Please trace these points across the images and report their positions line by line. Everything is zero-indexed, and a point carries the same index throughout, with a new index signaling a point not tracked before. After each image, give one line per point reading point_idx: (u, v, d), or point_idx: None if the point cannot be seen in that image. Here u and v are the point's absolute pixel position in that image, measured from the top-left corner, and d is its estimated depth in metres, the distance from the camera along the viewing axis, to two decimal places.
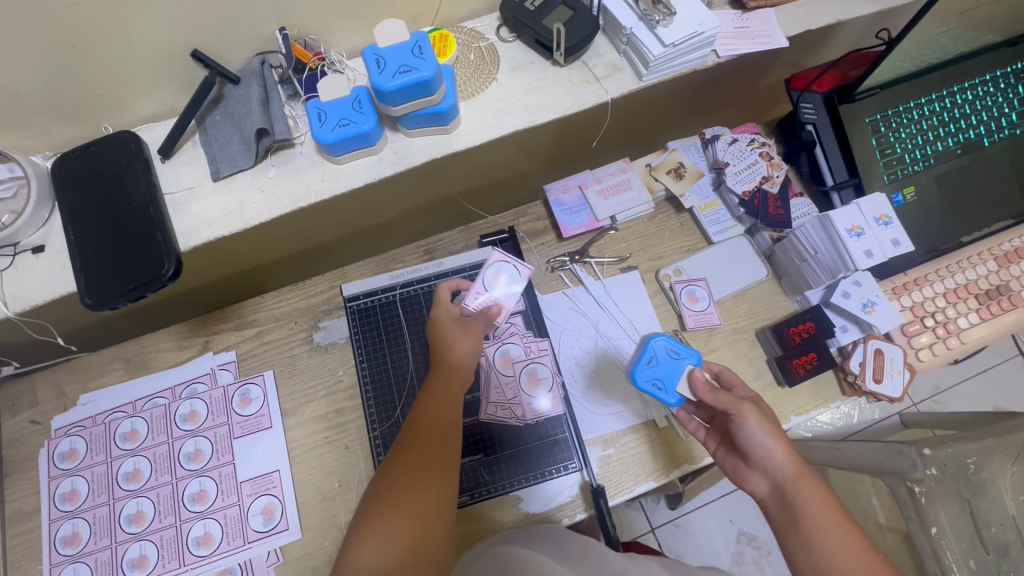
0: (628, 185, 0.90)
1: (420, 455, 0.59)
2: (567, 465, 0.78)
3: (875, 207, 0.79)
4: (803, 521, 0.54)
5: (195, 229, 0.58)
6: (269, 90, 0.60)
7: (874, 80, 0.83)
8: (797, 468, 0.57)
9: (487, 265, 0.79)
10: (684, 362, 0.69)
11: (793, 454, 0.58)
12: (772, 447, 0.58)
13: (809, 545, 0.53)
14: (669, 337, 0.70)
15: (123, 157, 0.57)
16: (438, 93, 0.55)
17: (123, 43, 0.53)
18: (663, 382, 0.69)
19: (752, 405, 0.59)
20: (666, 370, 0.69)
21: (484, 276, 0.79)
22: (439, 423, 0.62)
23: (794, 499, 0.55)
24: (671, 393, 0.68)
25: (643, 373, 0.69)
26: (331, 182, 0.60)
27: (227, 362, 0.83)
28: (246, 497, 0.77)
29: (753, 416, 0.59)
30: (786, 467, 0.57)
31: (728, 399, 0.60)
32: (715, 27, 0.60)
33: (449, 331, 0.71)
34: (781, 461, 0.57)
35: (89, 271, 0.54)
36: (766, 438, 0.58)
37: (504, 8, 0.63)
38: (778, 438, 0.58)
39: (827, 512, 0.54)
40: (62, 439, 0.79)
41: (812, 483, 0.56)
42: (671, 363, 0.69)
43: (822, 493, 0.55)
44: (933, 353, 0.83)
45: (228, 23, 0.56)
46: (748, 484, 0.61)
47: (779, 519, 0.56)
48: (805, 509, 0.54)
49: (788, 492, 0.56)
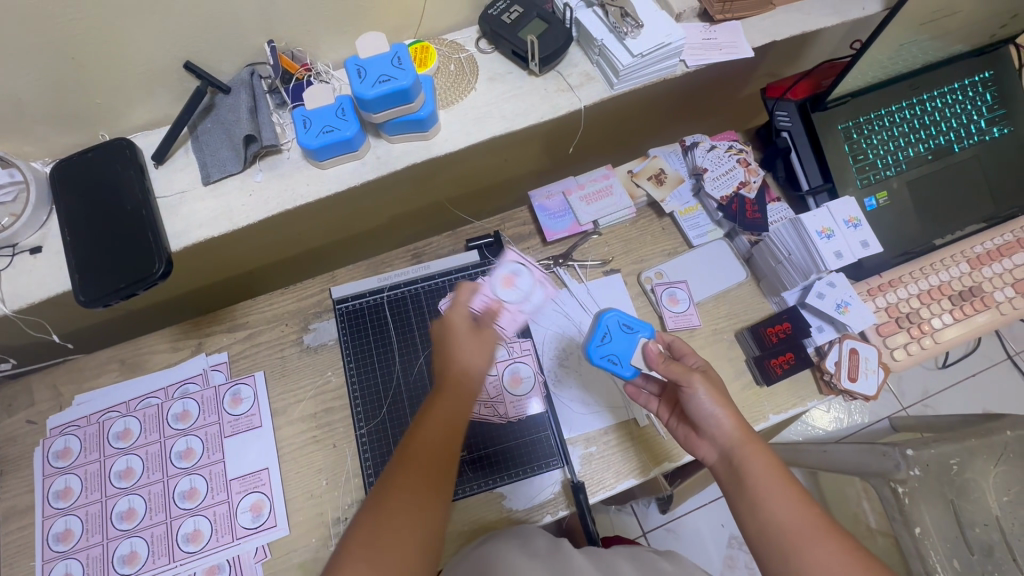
0: (609, 191, 0.93)
1: (418, 486, 0.56)
2: (549, 462, 0.80)
3: (845, 210, 0.81)
4: (748, 483, 0.57)
5: (186, 230, 0.60)
6: (258, 99, 0.62)
7: (845, 90, 0.86)
8: (742, 434, 0.60)
9: (499, 265, 0.75)
10: (638, 336, 0.71)
11: (738, 421, 0.60)
12: (720, 415, 0.60)
13: (754, 505, 0.56)
14: (621, 312, 0.73)
15: (118, 162, 0.60)
16: (417, 101, 0.58)
17: (119, 54, 0.56)
18: (619, 357, 0.71)
19: (700, 375, 0.61)
20: (619, 344, 0.71)
21: (496, 273, 0.74)
22: (442, 449, 0.58)
23: (739, 462, 0.58)
24: (626, 367, 0.71)
25: (598, 350, 0.71)
26: (316, 186, 0.62)
27: (219, 362, 0.86)
28: (236, 495, 0.79)
29: (702, 386, 0.61)
30: (733, 433, 0.60)
31: (679, 369, 0.62)
32: (681, 38, 0.64)
33: (464, 347, 0.65)
34: (728, 428, 0.60)
35: (83, 271, 0.57)
36: (714, 408, 0.61)
37: (482, 21, 0.67)
38: (726, 407, 0.61)
39: (770, 473, 0.57)
40: (56, 438, 0.81)
41: (757, 448, 0.59)
42: (622, 337, 0.71)
43: (766, 456, 0.58)
44: (907, 352, 0.85)
45: (218, 36, 0.59)
46: (699, 451, 0.64)
47: (726, 483, 0.60)
48: (749, 471, 0.57)
49: (734, 457, 0.59)
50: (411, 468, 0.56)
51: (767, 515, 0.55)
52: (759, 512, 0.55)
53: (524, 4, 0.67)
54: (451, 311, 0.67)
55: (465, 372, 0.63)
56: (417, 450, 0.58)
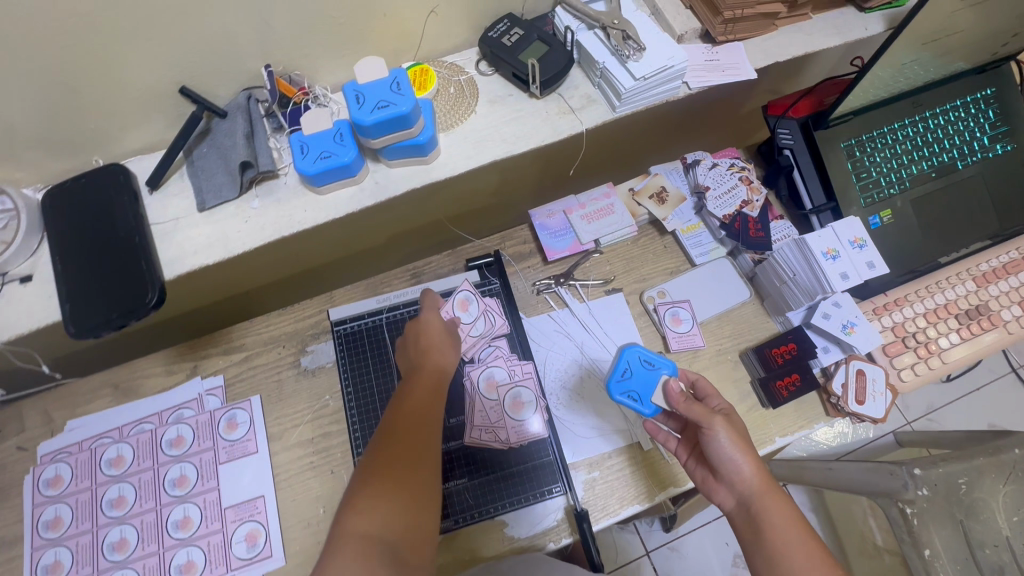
0: (611, 210, 0.92)
1: (417, 435, 0.60)
2: (552, 488, 0.78)
3: (850, 231, 0.80)
4: (767, 536, 0.55)
5: (180, 258, 0.59)
6: (254, 124, 0.61)
7: (847, 108, 0.85)
8: (763, 483, 0.58)
9: (456, 291, 0.85)
10: (660, 372, 0.72)
11: (760, 468, 0.59)
12: (742, 462, 0.59)
13: (773, 560, 0.54)
14: (643, 349, 0.74)
15: (112, 189, 0.59)
16: (416, 126, 0.57)
17: (112, 79, 0.55)
18: (638, 394, 0.72)
19: (723, 419, 0.60)
20: (640, 381, 0.72)
21: (453, 298, 0.84)
22: (430, 406, 0.65)
23: (757, 512, 0.57)
24: (647, 404, 0.71)
25: (617, 385, 0.73)
26: (312, 213, 0.61)
27: (215, 386, 0.84)
28: (230, 524, 0.77)
29: (724, 430, 0.59)
30: (754, 481, 0.58)
31: (701, 411, 0.61)
32: (683, 60, 0.63)
33: (438, 337, 0.75)
34: (748, 476, 0.59)
35: (74, 301, 0.55)
36: (736, 454, 0.59)
37: (482, 43, 0.66)
38: (748, 453, 0.59)
39: (790, 526, 0.55)
40: (47, 466, 0.79)
41: (778, 498, 0.57)
42: (644, 373, 0.72)
43: (787, 508, 0.57)
44: (915, 373, 0.84)
45: (213, 61, 0.58)
46: (716, 497, 0.63)
47: (744, 533, 0.58)
48: (768, 523, 0.56)
49: (753, 506, 0.58)
50: (408, 421, 0.62)
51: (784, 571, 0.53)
52: (777, 567, 0.54)
53: (525, 26, 0.66)
54: (427, 316, 0.77)
55: (439, 352, 0.73)
56: (411, 407, 0.63)
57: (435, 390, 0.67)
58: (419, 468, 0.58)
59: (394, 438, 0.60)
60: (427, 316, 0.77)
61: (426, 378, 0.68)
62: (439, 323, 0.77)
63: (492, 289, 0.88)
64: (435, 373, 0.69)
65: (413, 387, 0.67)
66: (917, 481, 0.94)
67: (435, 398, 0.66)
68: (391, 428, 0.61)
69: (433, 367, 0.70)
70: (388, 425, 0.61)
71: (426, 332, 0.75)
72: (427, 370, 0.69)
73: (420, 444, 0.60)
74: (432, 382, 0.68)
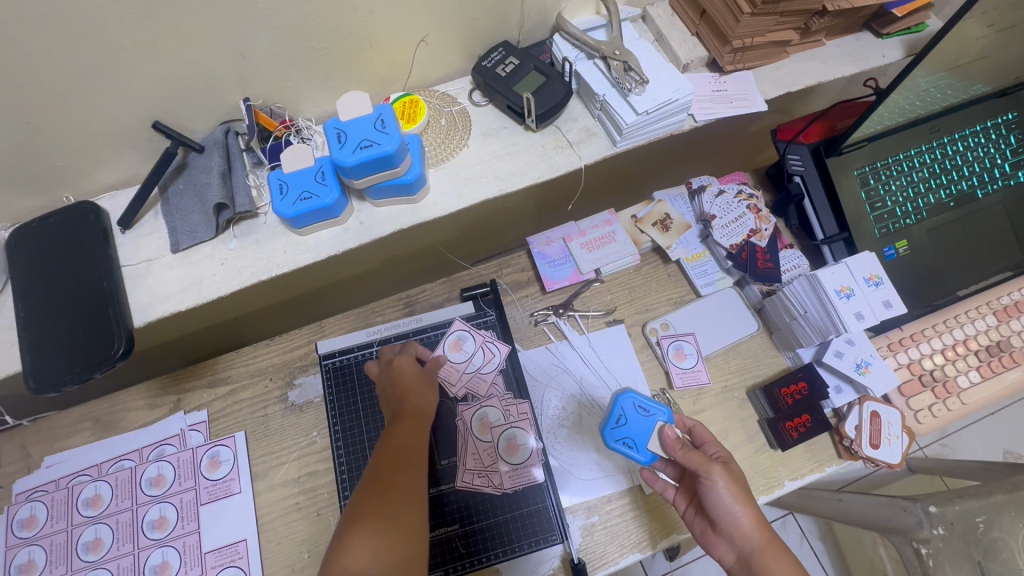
0: (612, 238, 0.88)
1: (404, 470, 0.59)
2: (549, 537, 0.74)
3: (864, 267, 0.76)
4: None
5: (151, 302, 0.56)
6: (232, 161, 0.58)
7: (862, 134, 0.81)
8: (764, 538, 0.54)
9: (448, 331, 0.82)
10: (656, 419, 0.68)
11: (761, 522, 0.55)
12: (740, 515, 0.55)
13: None
14: (637, 394, 0.70)
15: (81, 230, 0.56)
16: (403, 165, 0.54)
17: (83, 115, 0.52)
18: (634, 441, 0.67)
19: (721, 468, 0.56)
20: (635, 428, 0.68)
21: (445, 338, 0.81)
22: (415, 440, 0.63)
23: (758, 569, 0.53)
24: (642, 451, 0.67)
25: (612, 433, 0.69)
26: (292, 254, 0.58)
27: (198, 422, 0.81)
28: (210, 569, 0.73)
29: (722, 480, 0.56)
30: (753, 535, 0.55)
31: (699, 459, 0.57)
32: (689, 93, 0.59)
33: (415, 378, 0.72)
34: (748, 530, 0.55)
35: (36, 352, 0.52)
36: (734, 506, 0.56)
37: (475, 73, 0.63)
38: (747, 505, 0.56)
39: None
40: (21, 505, 0.76)
41: (780, 555, 0.53)
42: (637, 420, 0.68)
43: (789, 566, 0.52)
44: (933, 414, 0.80)
45: (189, 95, 0.55)
46: (715, 551, 0.59)
47: None
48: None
49: (754, 562, 0.54)
50: (394, 456, 0.60)
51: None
52: None
53: (520, 55, 0.63)
54: (398, 360, 0.73)
55: (418, 390, 0.70)
56: (397, 442, 0.62)
57: (418, 424, 0.66)
58: (407, 502, 0.56)
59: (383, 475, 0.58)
60: (401, 360, 0.73)
61: (407, 413, 0.67)
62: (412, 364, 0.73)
63: (487, 322, 0.84)
64: (416, 408, 0.68)
65: (397, 422, 0.65)
66: (931, 519, 0.90)
67: (420, 431, 0.65)
68: (377, 465, 0.59)
69: (416, 401, 0.69)
70: (374, 462, 0.60)
71: (403, 373, 0.72)
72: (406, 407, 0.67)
73: (406, 479, 0.58)
74: (414, 417, 0.66)
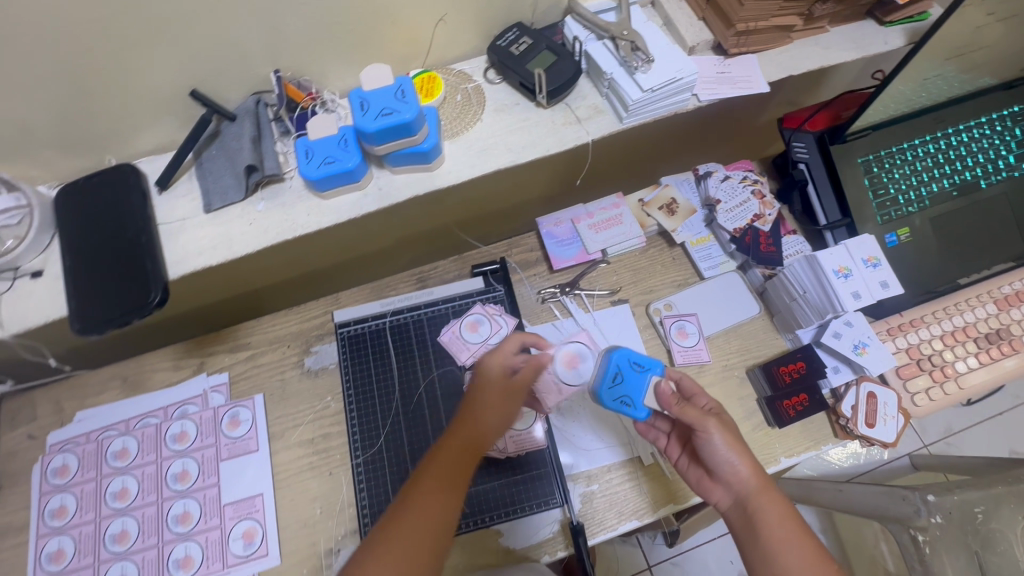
0: (619, 220, 0.91)
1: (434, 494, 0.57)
2: (549, 500, 0.77)
3: (863, 249, 0.79)
4: (763, 536, 0.55)
5: (185, 257, 0.60)
6: (261, 128, 0.62)
7: (866, 122, 0.83)
8: (759, 482, 0.58)
9: (466, 313, 0.86)
10: (649, 374, 0.67)
11: (755, 468, 0.58)
12: (736, 463, 0.58)
13: (769, 559, 0.54)
14: (629, 350, 0.69)
15: (121, 188, 0.61)
16: (420, 134, 0.58)
17: (128, 81, 0.57)
18: (631, 399, 0.66)
19: (716, 420, 0.59)
20: (630, 385, 0.67)
21: (462, 319, 0.85)
22: (466, 463, 0.60)
23: (753, 511, 0.56)
24: (640, 408, 0.66)
25: (609, 392, 0.67)
26: (315, 218, 0.62)
27: (220, 383, 0.85)
28: (228, 521, 0.78)
29: (718, 432, 0.59)
30: (749, 481, 0.58)
31: (695, 414, 0.60)
32: (693, 73, 0.63)
33: (494, 394, 0.66)
34: (744, 477, 0.58)
35: (82, 298, 0.57)
36: (730, 455, 0.59)
37: (490, 52, 0.66)
38: (741, 453, 0.59)
39: (786, 524, 0.55)
40: (55, 455, 0.81)
41: (773, 498, 0.57)
42: (633, 376, 0.67)
43: (782, 506, 0.56)
44: (930, 397, 0.82)
45: (224, 65, 0.59)
46: (712, 495, 0.63)
47: (739, 531, 0.57)
48: (763, 521, 0.55)
49: (749, 505, 0.57)
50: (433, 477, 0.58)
51: (779, 569, 0.53)
52: (773, 568, 0.53)
53: (534, 35, 0.67)
54: (486, 359, 0.69)
55: (487, 406, 0.65)
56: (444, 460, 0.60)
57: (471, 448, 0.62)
58: (430, 531, 0.55)
59: (416, 495, 0.57)
60: (490, 358, 0.69)
61: (466, 428, 0.63)
62: (501, 368, 0.68)
63: (497, 297, 0.89)
64: (479, 425, 0.63)
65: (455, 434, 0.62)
66: (930, 507, 0.90)
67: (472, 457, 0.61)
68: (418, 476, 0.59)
69: (482, 420, 0.63)
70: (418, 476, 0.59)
71: (487, 382, 0.67)
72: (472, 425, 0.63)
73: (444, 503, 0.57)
74: (473, 435, 0.62)
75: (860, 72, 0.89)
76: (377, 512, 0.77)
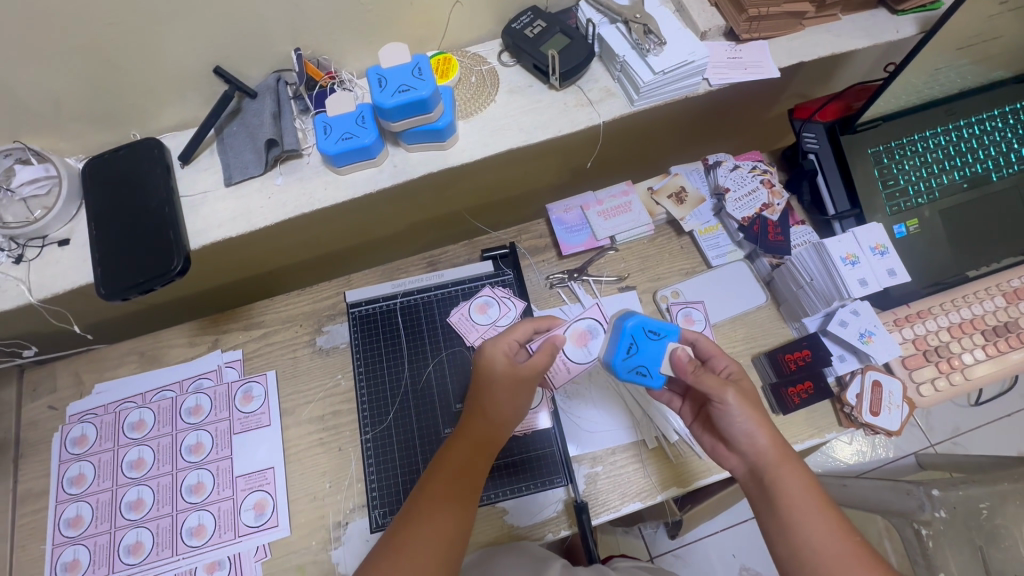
0: (628, 208, 0.92)
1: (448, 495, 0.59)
2: (553, 479, 0.79)
3: (871, 237, 0.79)
4: (780, 504, 0.56)
5: (206, 229, 0.64)
6: (282, 105, 0.65)
7: (876, 113, 0.84)
8: (778, 452, 0.59)
9: (475, 295, 0.88)
10: (666, 341, 0.69)
11: (774, 438, 0.59)
12: (752, 432, 0.59)
13: (787, 527, 0.55)
14: (644, 318, 0.69)
15: (146, 161, 0.64)
16: (436, 111, 0.61)
17: (156, 56, 0.59)
18: (647, 367, 0.69)
19: (734, 389, 0.60)
20: (646, 354, 0.69)
21: (472, 301, 0.87)
22: (479, 460, 0.63)
23: (770, 481, 0.57)
24: (655, 376, 0.69)
25: (625, 362, 0.69)
26: (332, 191, 0.65)
27: (234, 359, 0.87)
28: (240, 492, 0.80)
29: (735, 401, 0.60)
30: (766, 451, 0.59)
31: (713, 382, 0.60)
32: (704, 56, 0.65)
33: (502, 388, 0.65)
34: (761, 447, 0.59)
35: (105, 264, 0.61)
36: (747, 424, 0.60)
37: (505, 34, 0.68)
38: (758, 421, 0.60)
39: (805, 494, 0.56)
40: (74, 425, 0.83)
41: (792, 467, 0.58)
42: (649, 345, 0.69)
43: (801, 475, 0.57)
44: (935, 388, 0.82)
45: (249, 43, 0.61)
46: (728, 463, 0.64)
47: (757, 498, 0.59)
48: (781, 488, 0.56)
49: (766, 474, 0.58)
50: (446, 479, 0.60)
51: (799, 537, 0.54)
52: (792, 536, 0.54)
53: (548, 19, 0.68)
54: (490, 348, 0.67)
55: (496, 400, 0.65)
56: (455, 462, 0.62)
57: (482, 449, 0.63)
58: (448, 529, 0.57)
59: (433, 494, 0.59)
60: (493, 346, 0.67)
61: (477, 424, 0.64)
62: (505, 359, 0.66)
63: (506, 281, 0.89)
64: (490, 421, 0.64)
65: (466, 435, 0.64)
66: (934, 502, 0.91)
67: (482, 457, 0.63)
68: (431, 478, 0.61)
69: (492, 416, 0.64)
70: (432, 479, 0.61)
71: (491, 375, 0.65)
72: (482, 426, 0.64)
73: (459, 500, 0.59)
74: (484, 436, 0.64)
75: (875, 64, 0.89)
76: (385, 487, 0.78)
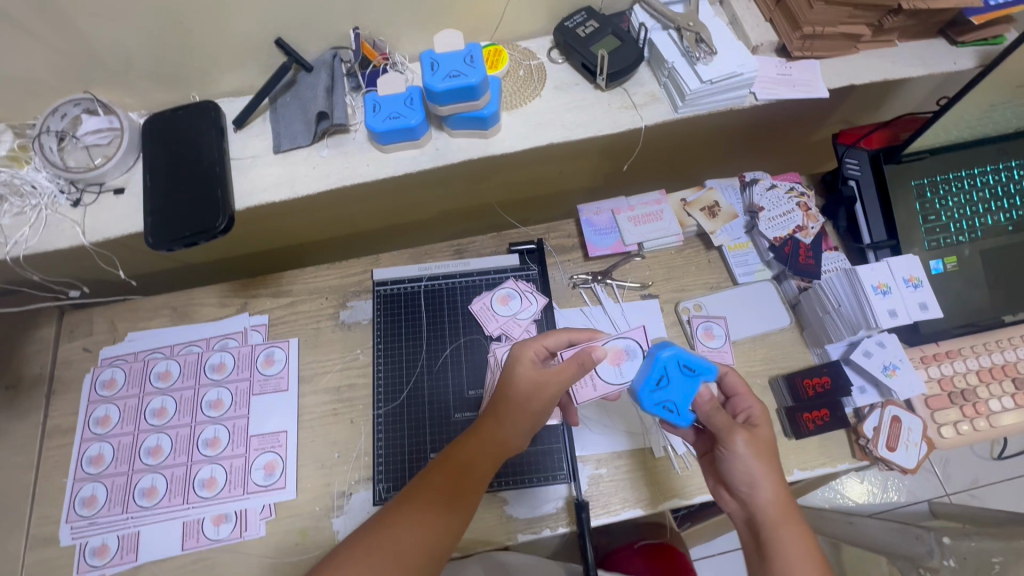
0: (659, 216, 0.91)
1: (450, 485, 0.60)
2: (557, 475, 0.79)
3: (905, 268, 0.78)
4: (772, 564, 0.54)
5: (251, 192, 0.67)
6: (335, 80, 0.68)
7: (923, 145, 0.82)
8: (781, 511, 0.57)
9: (499, 286, 0.89)
10: (699, 379, 0.67)
11: (778, 494, 0.58)
12: (759, 484, 0.58)
13: None
14: (680, 351, 0.67)
15: (203, 123, 0.68)
16: (482, 99, 0.63)
17: (225, 25, 0.62)
18: (675, 404, 0.67)
19: (744, 435, 0.60)
20: (675, 389, 0.67)
21: (494, 292, 0.88)
22: (489, 459, 0.62)
23: (769, 538, 0.55)
24: (684, 416, 0.67)
25: (652, 395, 0.67)
26: (374, 168, 0.67)
27: (260, 323, 0.90)
28: (253, 451, 0.82)
29: (743, 446, 0.60)
30: (771, 507, 0.57)
31: (724, 422, 0.62)
32: (753, 70, 0.65)
33: (522, 390, 0.64)
34: (766, 501, 0.57)
35: (156, 217, 0.64)
36: (755, 475, 0.59)
37: (558, 32, 0.70)
38: (768, 475, 0.58)
39: (802, 562, 0.53)
40: (105, 368, 0.87)
41: (794, 530, 0.55)
42: (681, 380, 0.67)
43: (801, 540, 0.55)
44: (956, 431, 0.80)
45: (312, 20, 0.64)
46: (726, 507, 0.63)
47: (751, 551, 0.57)
48: (776, 545, 0.55)
49: (764, 532, 0.56)
50: (449, 470, 0.61)
51: None
52: None
53: (601, 20, 0.69)
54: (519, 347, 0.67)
55: (515, 404, 0.63)
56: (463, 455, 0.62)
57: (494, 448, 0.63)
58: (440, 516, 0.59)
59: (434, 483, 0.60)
60: (520, 347, 0.67)
61: (490, 427, 0.64)
62: (530, 363, 0.65)
63: (530, 276, 0.90)
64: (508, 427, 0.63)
65: (480, 434, 0.63)
66: (943, 549, 0.90)
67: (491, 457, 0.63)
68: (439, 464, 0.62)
69: (511, 420, 0.63)
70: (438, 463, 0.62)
71: (514, 376, 0.64)
72: (498, 425, 0.63)
73: (457, 494, 0.60)
74: (498, 438, 0.63)
75: (930, 93, 0.88)
76: (391, 462, 0.80)
